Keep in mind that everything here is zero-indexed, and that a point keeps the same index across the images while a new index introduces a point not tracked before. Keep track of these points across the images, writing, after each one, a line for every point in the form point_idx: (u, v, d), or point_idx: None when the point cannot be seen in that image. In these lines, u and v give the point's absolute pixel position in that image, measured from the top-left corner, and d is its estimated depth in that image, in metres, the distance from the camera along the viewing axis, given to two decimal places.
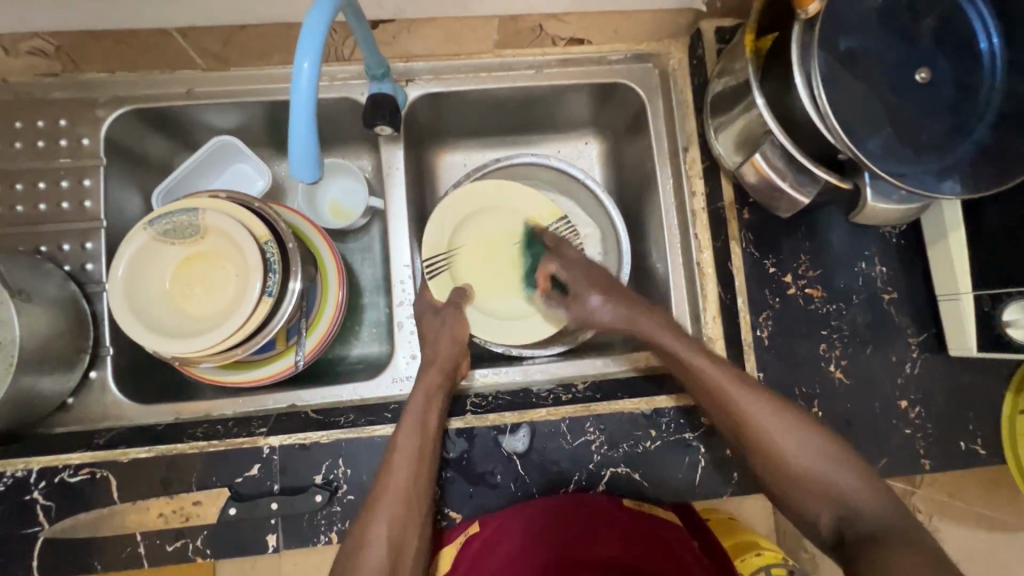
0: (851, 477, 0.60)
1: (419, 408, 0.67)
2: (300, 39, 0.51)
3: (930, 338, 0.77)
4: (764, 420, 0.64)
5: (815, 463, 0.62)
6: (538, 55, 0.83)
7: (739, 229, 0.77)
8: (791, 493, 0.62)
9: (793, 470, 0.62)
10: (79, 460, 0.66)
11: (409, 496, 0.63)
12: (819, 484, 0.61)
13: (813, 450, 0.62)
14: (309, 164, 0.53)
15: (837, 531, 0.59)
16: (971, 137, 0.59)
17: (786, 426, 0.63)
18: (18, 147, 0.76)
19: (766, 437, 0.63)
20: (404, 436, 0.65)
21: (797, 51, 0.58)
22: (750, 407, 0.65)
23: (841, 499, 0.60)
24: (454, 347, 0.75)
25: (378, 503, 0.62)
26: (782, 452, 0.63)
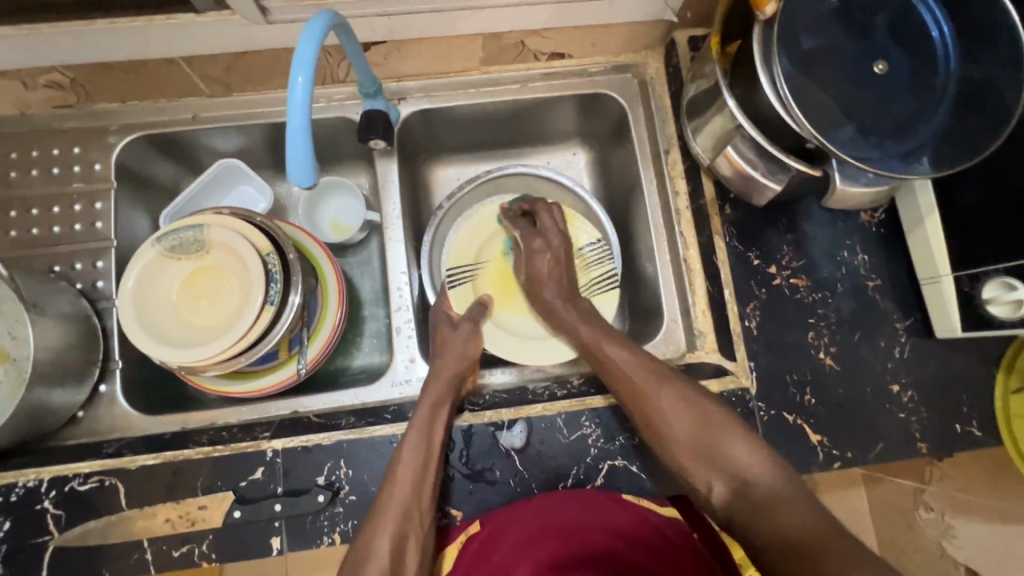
0: (740, 446, 0.63)
1: (424, 418, 0.69)
2: (294, 58, 0.55)
3: (917, 323, 0.79)
4: (658, 399, 0.68)
5: (705, 437, 0.65)
6: (522, 70, 0.88)
7: (721, 224, 0.81)
8: (689, 463, 0.65)
9: (686, 442, 0.66)
10: (88, 469, 0.68)
11: (413, 502, 0.64)
12: (710, 455, 0.64)
13: (701, 422, 0.66)
14: (304, 171, 0.57)
15: (728, 500, 0.62)
16: (934, 120, 0.62)
17: (687, 404, 0.67)
18: (35, 173, 0.80)
19: (656, 414, 0.67)
20: (408, 447, 0.67)
21: (759, 52, 0.62)
22: (644, 387, 0.69)
23: (736, 472, 0.62)
24: (461, 361, 0.77)
25: (382, 514, 0.63)
26: (673, 427, 0.66)
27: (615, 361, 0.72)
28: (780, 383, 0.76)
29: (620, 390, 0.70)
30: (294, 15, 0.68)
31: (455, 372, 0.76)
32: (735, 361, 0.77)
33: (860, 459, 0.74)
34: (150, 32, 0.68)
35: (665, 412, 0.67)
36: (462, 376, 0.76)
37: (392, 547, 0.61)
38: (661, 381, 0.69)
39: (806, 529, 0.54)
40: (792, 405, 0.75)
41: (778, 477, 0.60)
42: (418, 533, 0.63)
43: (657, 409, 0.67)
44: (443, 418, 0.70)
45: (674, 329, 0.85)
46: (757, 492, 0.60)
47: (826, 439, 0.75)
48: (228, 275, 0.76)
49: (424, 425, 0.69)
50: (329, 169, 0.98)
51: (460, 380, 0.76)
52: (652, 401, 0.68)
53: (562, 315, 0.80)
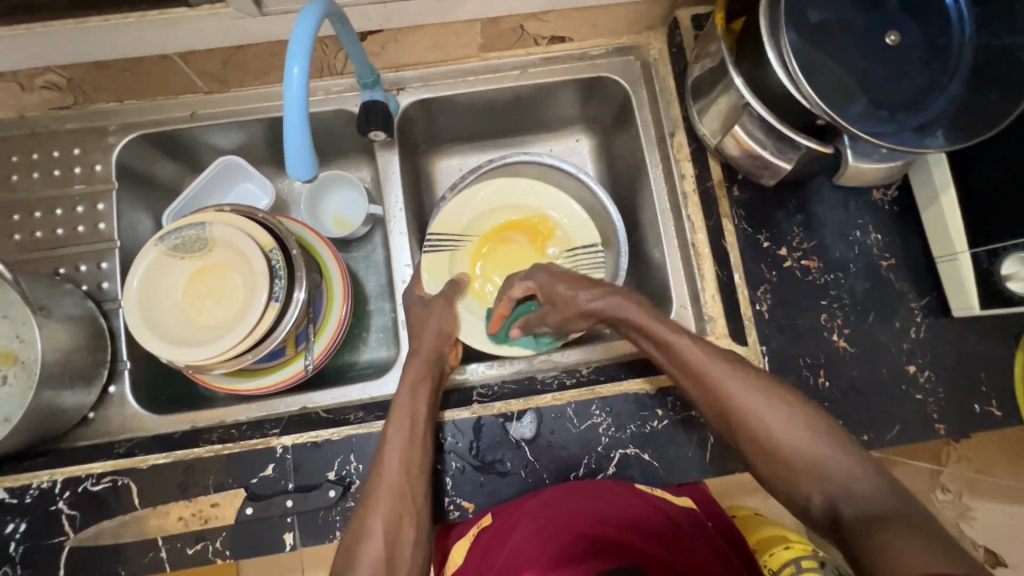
0: (837, 453, 0.56)
1: (407, 397, 0.69)
2: (289, 48, 0.54)
3: (932, 302, 0.77)
4: (747, 401, 0.61)
5: (800, 444, 0.58)
6: (522, 56, 0.87)
7: (730, 207, 0.79)
8: (785, 471, 0.58)
9: (775, 450, 0.59)
10: (101, 469, 0.68)
11: (404, 484, 0.65)
12: (806, 465, 0.57)
13: (798, 428, 0.59)
14: (304, 163, 0.56)
15: (830, 513, 0.54)
16: (949, 93, 0.60)
17: (774, 407, 0.60)
18: (36, 176, 0.80)
19: (743, 416, 0.61)
20: (393, 428, 0.67)
21: (766, 27, 0.60)
22: (730, 389, 0.62)
23: (834, 483, 0.55)
24: (438, 335, 0.77)
25: (375, 494, 0.64)
26: (762, 431, 0.60)
27: (682, 353, 0.66)
28: (793, 366, 0.75)
29: (700, 388, 0.64)
30: (288, 7, 0.68)
31: (432, 348, 0.75)
32: (746, 346, 0.76)
33: (876, 442, 0.73)
34: (144, 28, 0.68)
35: (754, 415, 0.61)
36: (442, 355, 0.76)
37: (385, 526, 0.62)
38: (742, 375, 0.63)
39: (869, 526, 0.50)
40: (806, 389, 0.74)
41: (884, 489, 0.52)
42: (412, 510, 0.64)
43: (748, 414, 0.61)
44: (428, 398, 0.70)
45: (684, 314, 0.83)
46: (861, 503, 0.52)
47: (842, 422, 0.73)
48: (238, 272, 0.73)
49: (407, 405, 0.68)
50: (330, 164, 0.97)
51: (439, 354, 0.75)
52: (739, 404, 0.62)
53: (613, 314, 0.72)
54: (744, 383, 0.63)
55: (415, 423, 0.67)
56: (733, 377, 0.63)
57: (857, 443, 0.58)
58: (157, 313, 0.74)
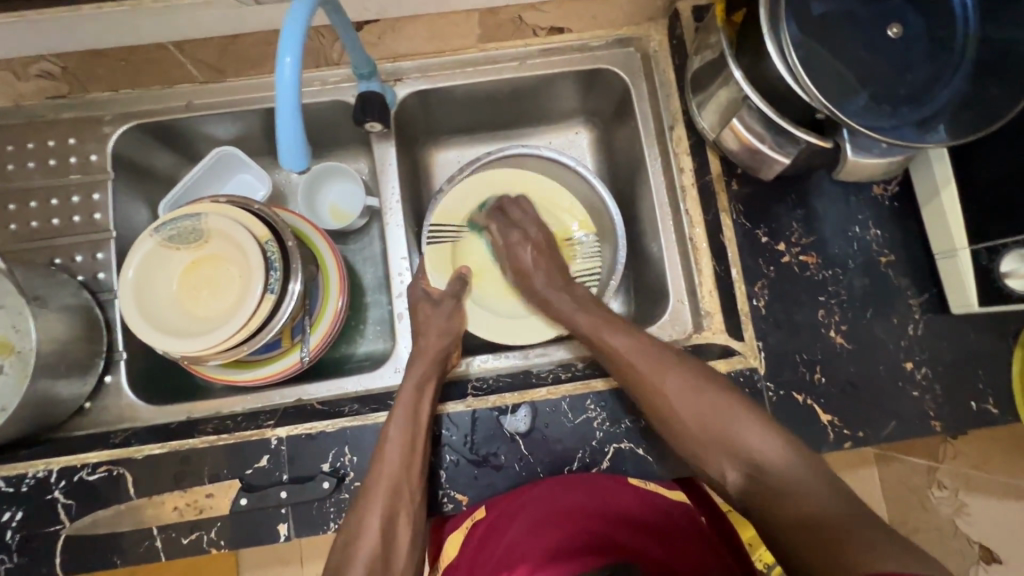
0: (750, 428, 0.63)
1: (409, 397, 0.69)
2: (281, 36, 0.53)
3: (931, 299, 0.76)
4: (667, 385, 0.67)
5: (715, 420, 0.64)
6: (519, 47, 0.85)
7: (728, 201, 0.78)
8: (701, 448, 0.64)
9: (693, 428, 0.65)
10: (97, 458, 0.68)
11: (401, 482, 0.65)
12: (722, 439, 0.63)
13: (711, 407, 0.65)
14: (296, 156, 0.56)
15: (746, 485, 0.61)
16: (951, 87, 0.59)
17: (700, 395, 0.66)
18: (31, 165, 0.79)
19: (669, 405, 0.66)
20: (396, 424, 0.67)
21: (767, 18, 0.59)
22: (651, 377, 0.67)
23: (753, 462, 0.61)
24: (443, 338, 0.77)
25: (372, 491, 0.65)
26: (679, 414, 0.65)
27: (615, 345, 0.71)
28: (790, 363, 0.74)
29: (628, 381, 0.69)
30: None
31: (437, 347, 0.76)
32: (743, 341, 0.76)
33: (871, 438, 0.73)
34: (137, 15, 0.67)
35: (671, 398, 0.66)
36: (447, 352, 0.76)
37: (382, 524, 0.63)
38: (669, 368, 0.68)
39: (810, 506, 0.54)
40: (801, 385, 0.74)
41: (801, 464, 0.58)
42: (408, 510, 0.65)
43: (671, 403, 0.66)
44: (430, 395, 0.71)
45: (681, 309, 0.83)
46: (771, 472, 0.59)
47: (837, 418, 0.73)
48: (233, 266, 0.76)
49: (411, 402, 0.69)
50: (327, 155, 0.96)
51: (445, 352, 0.76)
52: (659, 390, 0.67)
53: (553, 304, 0.80)
54: (667, 373, 0.68)
55: (417, 419, 0.68)
56: (660, 367, 0.68)
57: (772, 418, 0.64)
58: (150, 304, 0.74)
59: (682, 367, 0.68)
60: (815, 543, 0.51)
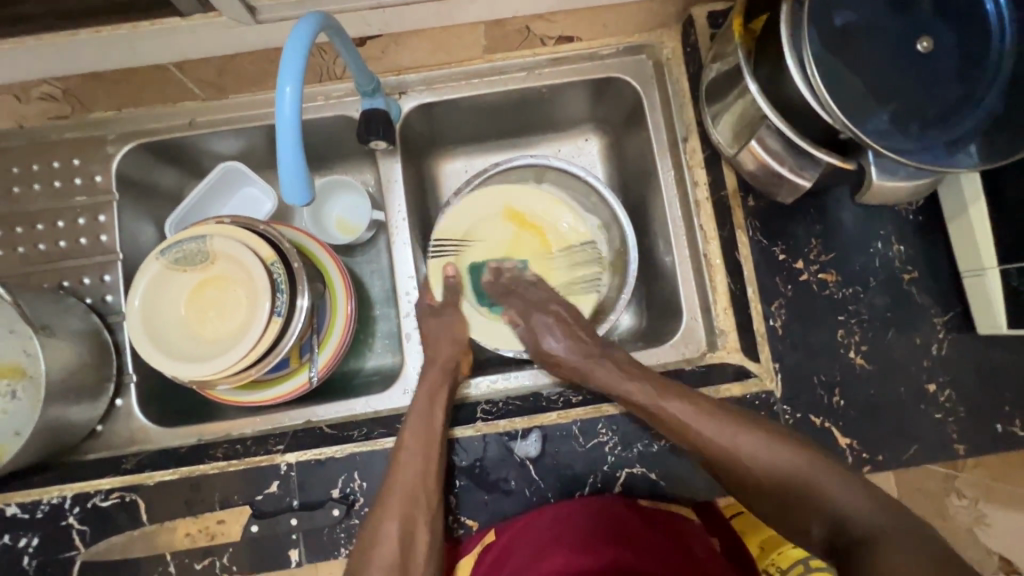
0: (827, 479, 0.61)
1: (423, 409, 0.70)
2: (280, 66, 0.52)
3: (957, 317, 0.73)
4: (725, 438, 0.65)
5: (794, 477, 0.62)
6: (528, 57, 0.82)
7: (745, 217, 0.76)
8: (779, 505, 0.63)
9: (790, 487, 0.62)
10: (109, 485, 0.69)
11: (418, 489, 0.65)
12: (799, 493, 0.62)
13: (787, 464, 0.63)
14: (298, 188, 0.54)
15: (830, 540, 0.60)
16: (983, 105, 0.56)
17: (774, 452, 0.64)
18: (37, 188, 0.79)
19: (739, 463, 0.64)
20: (410, 440, 0.67)
21: (787, 37, 0.56)
22: (709, 432, 0.66)
23: (840, 514, 0.59)
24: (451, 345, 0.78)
25: (389, 498, 0.65)
26: (782, 474, 0.63)
27: (656, 401, 0.68)
28: (807, 385, 0.72)
29: (679, 436, 0.67)
30: (282, 14, 0.66)
31: (450, 355, 0.77)
32: (759, 363, 0.74)
33: (891, 462, 0.71)
34: (136, 39, 0.66)
35: (743, 457, 0.64)
36: (456, 365, 0.77)
37: (399, 532, 0.64)
38: (732, 428, 0.66)
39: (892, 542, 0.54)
40: (819, 408, 0.72)
41: (876, 508, 0.58)
42: (426, 517, 0.65)
43: (730, 456, 0.65)
44: (442, 404, 0.71)
45: (695, 327, 0.81)
46: (855, 527, 0.58)
47: (856, 442, 0.71)
48: (243, 294, 0.74)
49: (424, 412, 0.70)
50: (333, 168, 0.95)
51: (456, 364, 0.77)
52: (731, 449, 0.65)
53: (594, 375, 0.74)
54: (754, 422, 0.66)
55: (430, 428, 0.68)
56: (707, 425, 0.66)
57: (841, 462, 0.62)
58: (159, 323, 0.74)
59: (751, 426, 0.66)
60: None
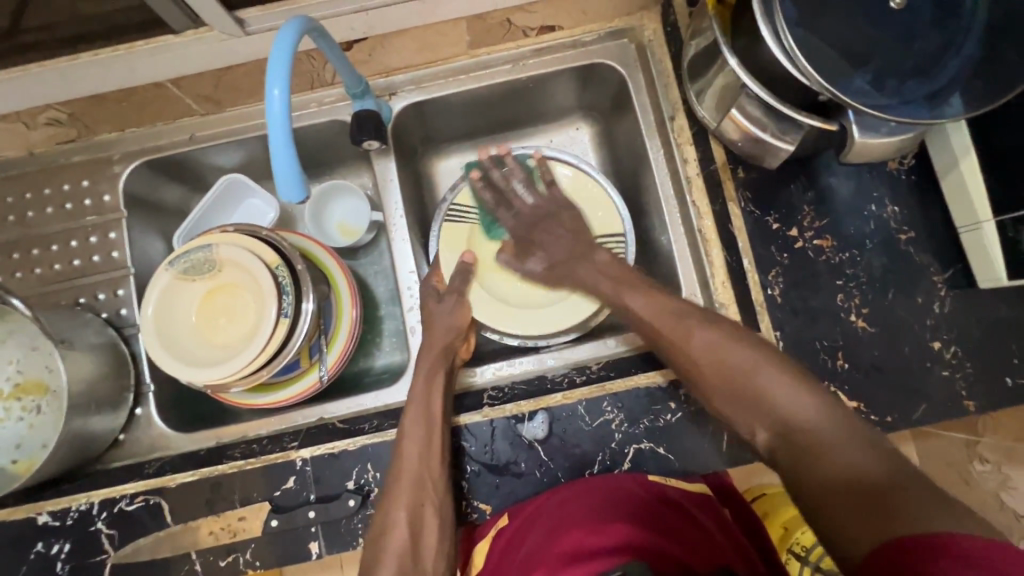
0: (795, 391, 0.58)
1: (420, 393, 0.72)
2: (267, 68, 0.54)
3: (957, 274, 0.73)
4: (700, 343, 0.66)
5: (763, 384, 0.60)
6: (511, 49, 0.84)
7: (735, 189, 0.76)
8: (737, 408, 0.62)
9: (735, 391, 0.62)
10: (133, 489, 0.71)
11: (423, 473, 0.66)
12: (763, 400, 0.60)
13: (764, 372, 0.61)
14: (292, 185, 0.56)
15: (772, 441, 0.58)
16: (962, 55, 0.57)
17: (728, 351, 0.64)
18: (50, 211, 0.82)
19: (691, 362, 0.66)
20: (409, 423, 0.69)
21: (758, 1, 0.57)
22: (675, 333, 0.68)
23: (785, 418, 0.57)
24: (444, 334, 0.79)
25: (397, 487, 0.66)
26: (728, 375, 0.63)
27: (634, 306, 0.73)
28: (810, 350, 0.72)
29: (651, 338, 0.71)
30: (270, 24, 0.69)
31: (444, 342, 0.78)
32: (760, 332, 0.74)
33: (901, 423, 0.71)
34: (134, 59, 0.69)
35: (717, 365, 0.64)
36: (452, 350, 0.78)
37: (408, 519, 0.65)
38: (691, 325, 0.67)
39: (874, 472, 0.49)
40: (824, 373, 0.72)
41: (833, 421, 0.55)
42: (433, 501, 0.66)
43: (683, 352, 0.67)
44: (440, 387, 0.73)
45: (694, 303, 0.82)
46: (818, 438, 0.54)
47: (864, 405, 0.71)
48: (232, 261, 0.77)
49: (422, 400, 0.71)
50: (330, 173, 0.97)
51: (451, 351, 0.78)
52: (685, 345, 0.67)
53: (576, 272, 0.82)
54: (721, 323, 0.67)
55: (428, 411, 0.70)
56: (676, 320, 0.69)
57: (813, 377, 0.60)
58: (172, 323, 0.77)
59: (721, 331, 0.66)
60: (870, 515, 0.47)
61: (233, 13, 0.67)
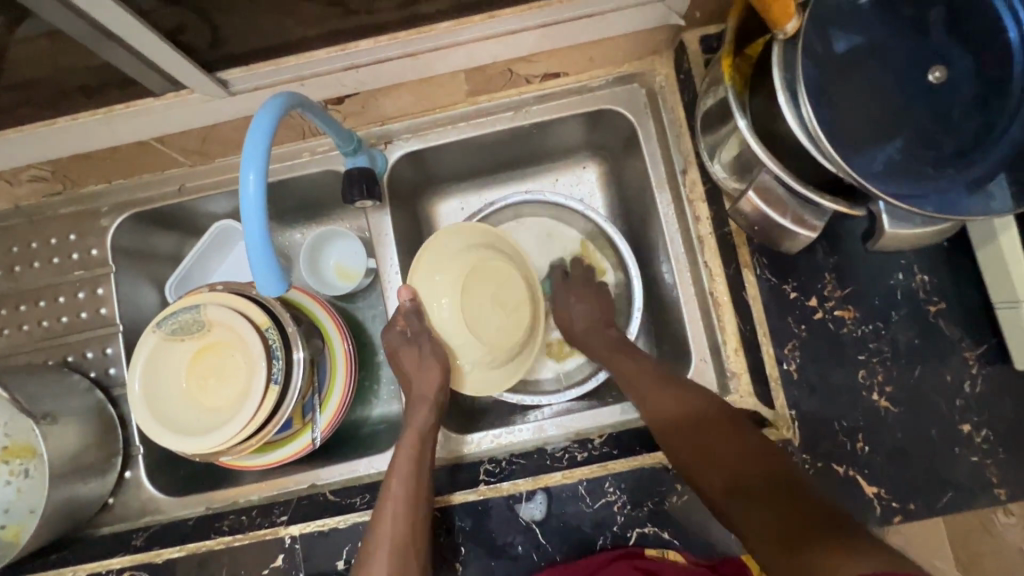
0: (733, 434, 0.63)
1: (407, 449, 0.69)
2: (243, 152, 0.50)
3: (990, 350, 0.68)
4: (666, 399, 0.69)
5: (713, 424, 0.65)
6: (514, 96, 0.80)
7: (750, 254, 0.71)
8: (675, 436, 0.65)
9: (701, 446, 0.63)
10: (120, 564, 0.69)
11: (407, 541, 0.62)
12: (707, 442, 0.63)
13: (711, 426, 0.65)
14: (271, 275, 0.52)
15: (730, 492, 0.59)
16: (1007, 136, 0.51)
17: (693, 411, 0.67)
18: (37, 265, 0.80)
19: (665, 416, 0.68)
20: (396, 482, 0.65)
21: (781, 76, 0.52)
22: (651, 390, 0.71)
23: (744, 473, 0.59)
24: (439, 377, 0.75)
25: (375, 552, 0.61)
26: (697, 431, 0.65)
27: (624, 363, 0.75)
28: (828, 432, 0.68)
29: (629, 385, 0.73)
30: (255, 84, 0.65)
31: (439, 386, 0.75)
32: (774, 409, 0.70)
33: (926, 512, 0.66)
34: (113, 121, 0.65)
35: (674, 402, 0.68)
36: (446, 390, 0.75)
37: None
38: (671, 385, 0.71)
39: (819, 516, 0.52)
40: (842, 455, 0.67)
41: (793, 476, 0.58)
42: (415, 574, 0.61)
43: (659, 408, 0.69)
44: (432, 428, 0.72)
45: (705, 369, 0.77)
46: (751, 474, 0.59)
47: (884, 491, 0.67)
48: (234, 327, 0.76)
49: (410, 453, 0.68)
50: (326, 218, 0.94)
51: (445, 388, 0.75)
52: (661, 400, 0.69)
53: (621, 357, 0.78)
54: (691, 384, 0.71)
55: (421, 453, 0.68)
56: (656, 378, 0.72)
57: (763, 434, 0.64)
58: (152, 379, 0.73)
59: (689, 392, 0.69)
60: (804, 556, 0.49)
61: (215, 74, 0.63)
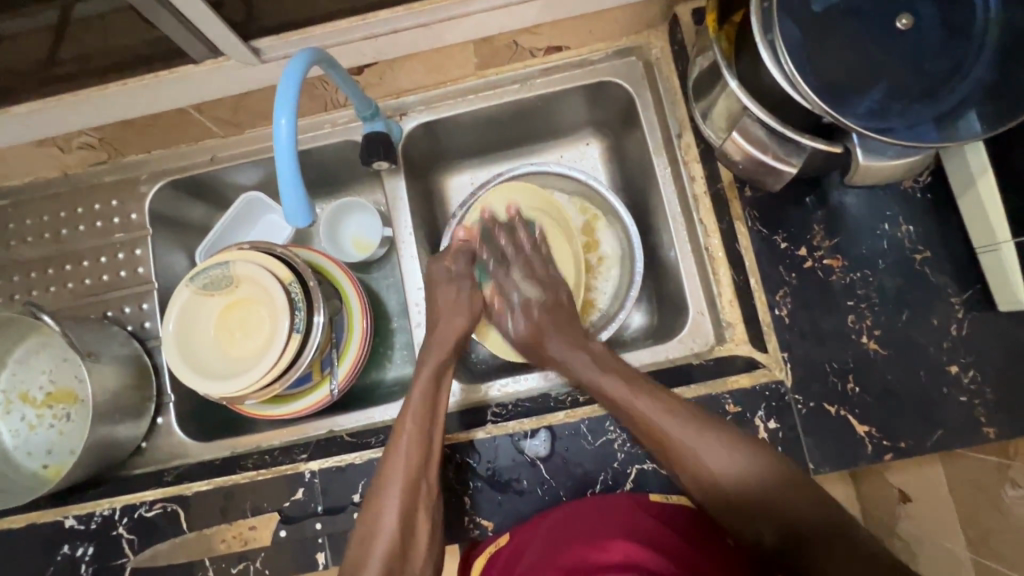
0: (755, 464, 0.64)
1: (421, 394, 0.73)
2: (277, 97, 0.57)
3: (976, 295, 0.71)
4: (688, 437, 0.66)
5: (732, 455, 0.65)
6: (520, 69, 0.86)
7: (742, 208, 0.76)
8: (734, 514, 0.66)
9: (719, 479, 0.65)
10: (153, 496, 0.74)
11: (419, 475, 0.67)
12: (756, 494, 0.64)
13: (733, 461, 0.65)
14: (297, 207, 0.58)
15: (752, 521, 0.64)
16: (971, 74, 0.56)
17: (707, 442, 0.66)
18: (81, 229, 0.87)
19: (687, 450, 0.66)
20: (410, 420, 0.71)
21: (756, 19, 0.56)
22: (670, 428, 0.67)
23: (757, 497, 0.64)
24: (461, 326, 0.80)
25: (388, 486, 0.67)
26: (713, 466, 0.65)
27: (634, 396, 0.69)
28: (819, 373, 0.71)
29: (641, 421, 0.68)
30: (284, 53, 0.72)
31: (454, 340, 0.79)
32: (767, 353, 0.73)
33: (915, 450, 0.69)
34: (158, 88, 0.73)
35: (715, 466, 0.65)
36: (461, 338, 0.80)
37: (398, 520, 0.65)
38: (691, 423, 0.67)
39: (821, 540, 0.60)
40: (833, 396, 0.70)
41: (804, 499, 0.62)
42: (428, 504, 0.67)
43: (682, 444, 0.66)
44: (445, 388, 0.76)
45: (702, 320, 0.82)
46: (769, 505, 0.63)
47: (875, 430, 0.69)
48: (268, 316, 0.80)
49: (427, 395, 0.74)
50: (345, 191, 1.00)
51: (460, 343, 0.80)
52: (680, 437, 0.66)
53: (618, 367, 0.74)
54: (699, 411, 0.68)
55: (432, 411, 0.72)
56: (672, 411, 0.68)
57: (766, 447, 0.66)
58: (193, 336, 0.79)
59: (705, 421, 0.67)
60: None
61: (249, 43, 0.70)
